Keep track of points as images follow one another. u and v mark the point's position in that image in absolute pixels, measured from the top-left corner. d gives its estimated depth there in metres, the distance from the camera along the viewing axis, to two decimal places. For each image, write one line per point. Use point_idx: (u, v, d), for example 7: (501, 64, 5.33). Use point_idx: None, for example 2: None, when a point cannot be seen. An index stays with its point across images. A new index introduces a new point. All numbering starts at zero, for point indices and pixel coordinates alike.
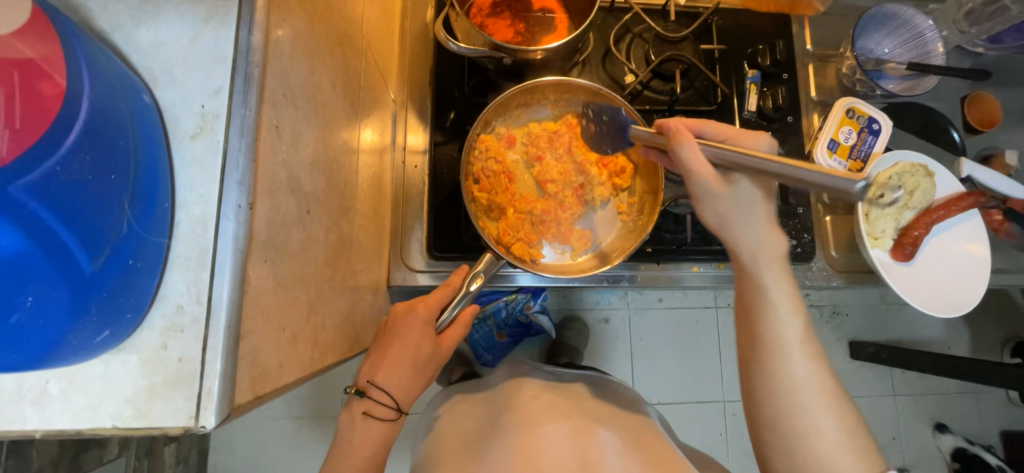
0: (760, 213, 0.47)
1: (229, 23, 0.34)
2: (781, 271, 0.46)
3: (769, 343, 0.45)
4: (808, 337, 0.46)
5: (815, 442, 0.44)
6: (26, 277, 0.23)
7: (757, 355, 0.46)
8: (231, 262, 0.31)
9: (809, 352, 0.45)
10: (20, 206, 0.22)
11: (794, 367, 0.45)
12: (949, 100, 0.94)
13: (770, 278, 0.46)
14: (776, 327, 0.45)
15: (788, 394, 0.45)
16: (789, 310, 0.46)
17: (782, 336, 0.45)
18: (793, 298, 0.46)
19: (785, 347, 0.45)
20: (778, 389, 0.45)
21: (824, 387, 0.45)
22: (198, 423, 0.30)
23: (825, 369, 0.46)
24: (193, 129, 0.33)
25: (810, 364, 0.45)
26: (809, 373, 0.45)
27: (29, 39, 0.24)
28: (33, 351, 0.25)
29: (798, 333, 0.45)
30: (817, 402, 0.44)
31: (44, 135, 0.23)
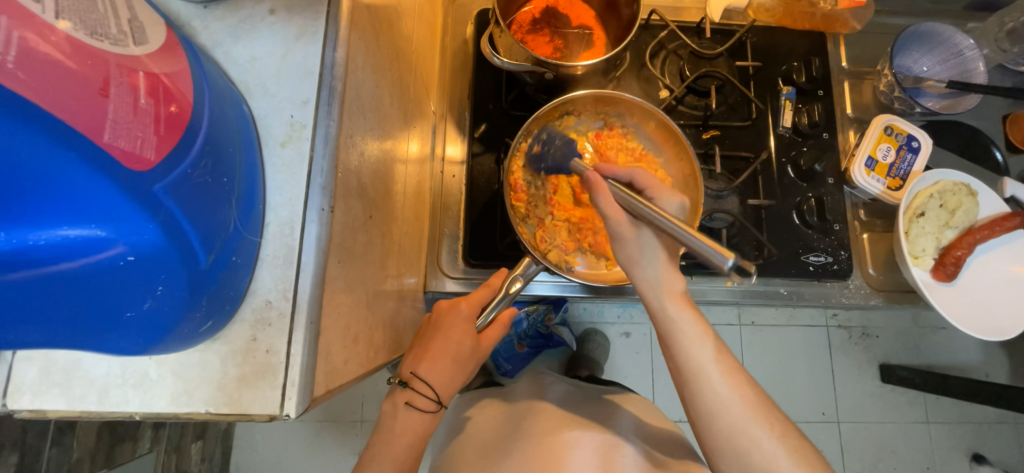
0: (661, 255, 0.49)
1: (318, 39, 0.36)
2: (682, 302, 0.50)
3: (688, 367, 0.48)
4: (722, 355, 0.49)
5: (757, 456, 0.46)
6: (157, 268, 0.25)
7: (681, 384, 0.49)
8: (314, 261, 0.33)
9: (724, 367, 0.48)
10: (160, 203, 0.24)
11: (714, 389, 0.47)
12: (990, 119, 0.92)
13: (674, 312, 0.49)
14: (687, 355, 0.48)
15: (719, 417, 0.47)
16: (697, 334, 0.49)
17: (694, 360, 0.48)
18: (697, 322, 0.49)
19: (700, 370, 0.48)
20: (709, 413, 0.47)
21: (748, 400, 0.47)
22: (283, 412, 0.32)
23: (744, 384, 0.48)
24: (283, 137, 0.36)
25: (728, 383, 0.47)
26: (729, 391, 0.47)
27: (165, 56, 0.27)
28: (152, 337, 0.27)
29: (709, 354, 0.48)
30: (745, 416, 0.47)
31: (179, 142, 0.26)
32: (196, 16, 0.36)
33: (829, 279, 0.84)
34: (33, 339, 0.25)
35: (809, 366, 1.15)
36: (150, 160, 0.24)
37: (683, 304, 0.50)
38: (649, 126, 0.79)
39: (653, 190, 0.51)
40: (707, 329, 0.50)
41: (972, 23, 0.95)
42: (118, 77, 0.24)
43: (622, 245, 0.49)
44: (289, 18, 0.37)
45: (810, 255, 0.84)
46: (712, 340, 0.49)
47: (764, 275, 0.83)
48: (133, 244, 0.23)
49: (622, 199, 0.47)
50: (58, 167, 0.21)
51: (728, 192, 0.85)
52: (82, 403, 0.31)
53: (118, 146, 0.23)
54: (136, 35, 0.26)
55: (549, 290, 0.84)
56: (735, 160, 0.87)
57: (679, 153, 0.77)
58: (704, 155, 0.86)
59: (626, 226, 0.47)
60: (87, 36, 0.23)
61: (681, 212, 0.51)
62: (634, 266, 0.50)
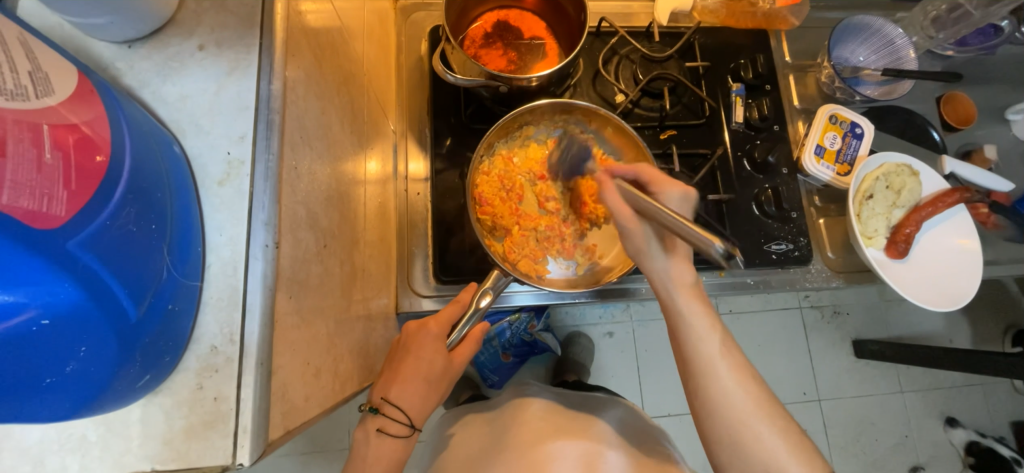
0: (672, 247, 0.50)
1: (251, 73, 0.36)
2: (693, 294, 0.50)
3: (695, 359, 0.49)
4: (728, 348, 0.50)
5: (756, 447, 0.47)
6: (78, 329, 0.23)
7: (687, 376, 0.51)
8: (260, 300, 0.32)
9: (730, 361, 0.49)
10: (75, 260, 0.23)
11: (719, 379, 0.48)
12: (926, 101, 0.98)
13: (685, 305, 0.50)
14: (695, 345, 0.50)
15: (722, 409, 0.48)
16: (707, 327, 0.50)
17: (702, 352, 0.49)
18: (707, 315, 0.50)
19: (708, 362, 0.49)
20: (712, 404, 0.48)
21: (751, 392, 0.48)
22: (236, 461, 0.31)
23: (750, 380, 0.49)
24: (221, 175, 0.35)
25: (734, 377, 0.49)
26: (734, 383, 0.48)
27: (76, 104, 0.26)
28: (82, 400, 0.26)
29: (717, 346, 0.50)
30: (747, 409, 0.48)
31: (96, 193, 0.25)
32: (119, 56, 0.35)
33: (791, 265, 0.87)
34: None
35: (785, 350, 1.18)
36: (61, 215, 0.23)
37: (694, 298, 0.50)
38: (608, 132, 0.80)
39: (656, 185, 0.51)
40: (716, 322, 0.50)
41: (901, 13, 1.01)
42: (19, 133, 0.22)
43: (629, 239, 0.49)
44: (220, 53, 0.36)
45: (771, 243, 0.87)
46: (721, 332, 0.50)
47: (730, 267, 0.86)
48: (46, 306, 0.22)
49: (625, 194, 0.48)
50: None
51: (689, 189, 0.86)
52: None
53: (22, 205, 0.21)
54: (37, 87, 0.24)
55: (525, 299, 0.84)
56: (693, 157, 0.89)
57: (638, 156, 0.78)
58: (663, 155, 0.88)
59: (632, 222, 0.48)
60: None
61: (682, 203, 0.50)
62: (645, 260, 0.51)
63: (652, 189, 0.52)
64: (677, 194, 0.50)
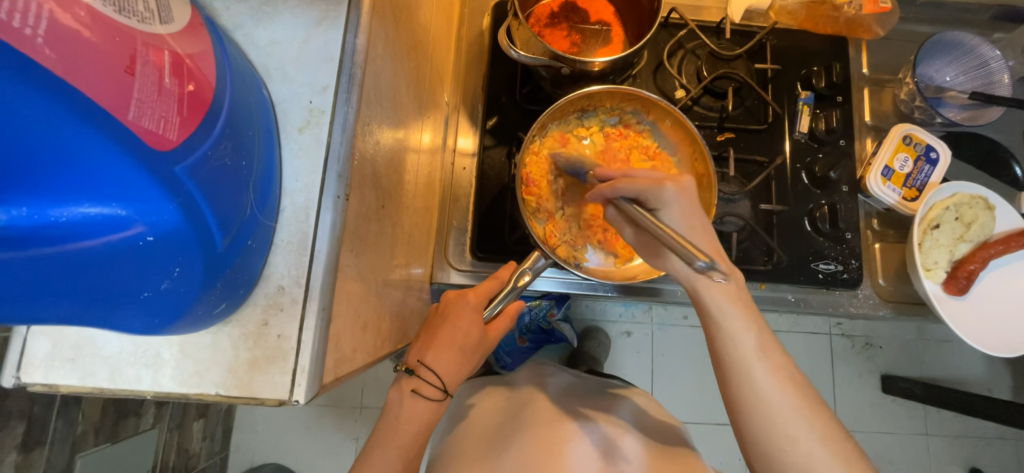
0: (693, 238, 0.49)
1: (339, 26, 0.36)
2: (726, 293, 0.49)
3: (728, 358, 0.48)
4: (766, 346, 0.48)
5: (790, 449, 0.46)
6: (176, 250, 0.25)
7: (720, 373, 0.49)
8: (327, 248, 0.33)
9: (767, 362, 0.47)
10: (181, 184, 0.24)
11: (755, 380, 0.47)
12: (1011, 132, 0.90)
13: (714, 302, 0.49)
14: (729, 344, 0.48)
15: (757, 409, 0.46)
16: (741, 328, 0.48)
17: (736, 351, 0.48)
18: (743, 313, 0.49)
19: (743, 362, 0.47)
20: (746, 404, 0.47)
21: (791, 395, 0.46)
22: (292, 398, 0.32)
23: (789, 381, 0.47)
24: (301, 122, 0.35)
25: (770, 377, 0.47)
26: (772, 385, 0.46)
27: (186, 37, 0.27)
28: (166, 319, 0.27)
29: (752, 346, 0.48)
30: (786, 410, 0.46)
31: (201, 123, 0.26)
32: None
33: (838, 288, 0.83)
34: (48, 315, 0.25)
35: (812, 374, 1.14)
36: (173, 140, 0.24)
37: (726, 296, 0.49)
38: (665, 124, 0.78)
39: (649, 193, 0.49)
40: (754, 320, 0.49)
41: (998, 33, 0.93)
42: (145, 55, 0.24)
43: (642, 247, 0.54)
44: (311, 3, 0.37)
45: (820, 262, 0.83)
46: (757, 330, 0.48)
47: (772, 281, 0.82)
48: (152, 224, 0.23)
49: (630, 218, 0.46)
50: (88, 149, 0.21)
51: (740, 195, 0.83)
52: (94, 379, 0.31)
53: (143, 125, 0.23)
54: (162, 12, 0.26)
55: (554, 286, 0.83)
56: (748, 163, 0.86)
57: (694, 152, 0.76)
58: (718, 157, 0.85)
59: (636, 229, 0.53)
60: (115, 11, 0.23)
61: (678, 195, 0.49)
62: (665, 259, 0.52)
63: (644, 197, 0.50)
64: (673, 193, 0.49)
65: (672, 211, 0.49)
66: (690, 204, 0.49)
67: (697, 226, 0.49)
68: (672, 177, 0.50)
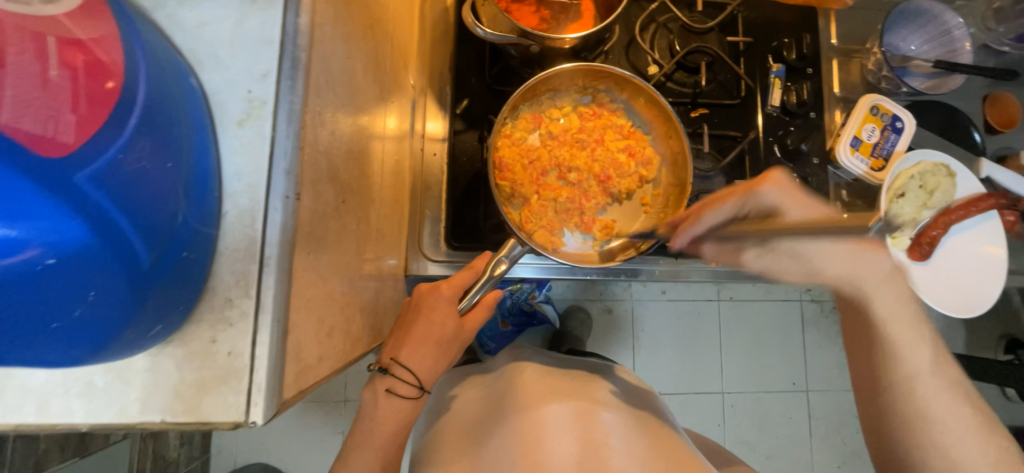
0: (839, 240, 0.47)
1: (277, 4, 0.32)
2: (895, 281, 0.50)
3: (896, 345, 0.49)
4: (922, 334, 0.50)
5: (934, 433, 0.47)
6: (87, 271, 0.22)
7: (865, 357, 0.52)
8: (279, 254, 0.30)
9: (923, 345, 0.49)
10: (83, 195, 0.21)
11: (905, 360, 0.49)
12: (971, 99, 0.93)
13: (882, 297, 0.49)
14: (891, 331, 0.49)
15: (907, 382, 0.49)
16: (899, 307, 0.50)
17: (905, 340, 0.49)
18: (900, 300, 0.50)
19: (900, 346, 0.49)
20: (894, 383, 0.49)
21: (941, 375, 0.49)
22: (248, 419, 0.29)
23: (941, 361, 0.50)
24: (241, 115, 0.32)
25: (924, 356, 0.49)
26: (924, 366, 0.49)
27: (82, 19, 0.23)
28: (89, 343, 0.24)
29: (908, 332, 0.50)
30: (934, 390, 0.48)
31: (107, 121, 0.22)
32: None
33: None
34: None
35: (785, 342, 1.18)
36: (69, 143, 0.21)
37: (890, 284, 0.50)
38: (639, 102, 0.76)
39: (786, 205, 0.50)
40: (912, 307, 0.50)
41: None
42: (22, 43, 0.21)
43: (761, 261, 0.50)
44: None
45: None
46: (918, 327, 0.50)
47: None
48: (51, 244, 0.20)
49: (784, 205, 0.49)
50: None
51: (714, 172, 0.83)
52: (18, 415, 0.28)
53: (24, 128, 0.20)
54: None
55: (533, 273, 0.82)
56: (722, 138, 0.86)
57: (668, 129, 0.74)
58: (692, 134, 0.85)
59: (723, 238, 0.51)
60: None
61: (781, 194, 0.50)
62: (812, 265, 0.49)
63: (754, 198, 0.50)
64: (775, 193, 0.49)
65: (783, 206, 0.50)
66: (799, 203, 0.50)
67: (811, 213, 0.49)
68: (761, 177, 0.50)
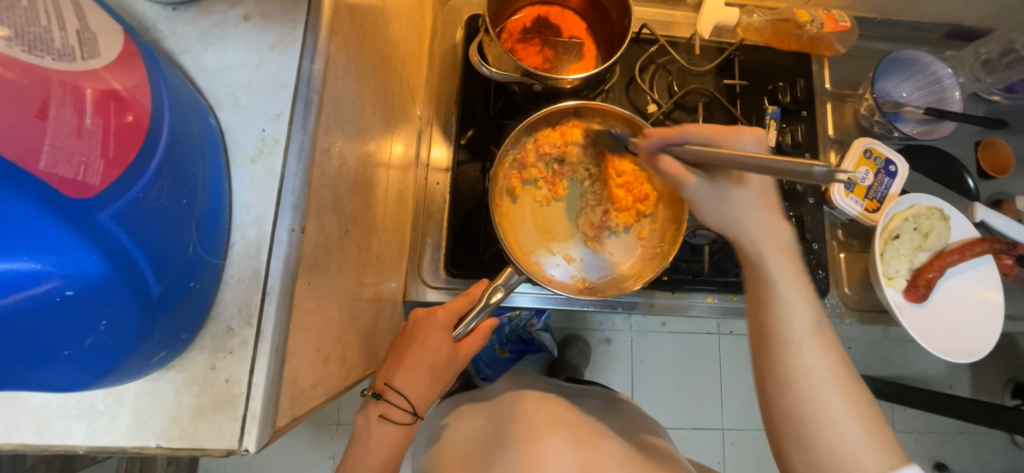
0: (759, 202, 0.45)
1: (295, 50, 0.35)
2: (786, 255, 0.45)
3: (780, 335, 0.43)
4: (821, 328, 0.44)
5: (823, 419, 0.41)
6: (102, 302, 0.23)
7: (770, 350, 0.44)
8: (282, 285, 0.32)
9: (822, 347, 0.43)
10: (106, 232, 0.22)
11: (804, 358, 0.42)
12: (963, 144, 0.95)
13: (778, 270, 0.44)
14: (787, 322, 0.43)
15: (802, 381, 0.42)
16: (798, 301, 0.44)
17: (792, 328, 0.43)
18: (801, 285, 0.44)
19: (794, 341, 0.43)
20: (789, 380, 0.42)
21: (838, 376, 0.42)
22: (241, 446, 0.30)
23: (839, 359, 0.43)
24: (253, 152, 0.34)
25: (821, 354, 0.42)
26: (821, 361, 0.42)
27: (115, 68, 0.25)
28: (95, 370, 0.25)
29: (807, 323, 0.43)
30: (830, 387, 0.41)
31: (133, 162, 0.24)
32: (163, 18, 0.34)
33: (806, 298, 0.85)
34: None
35: None
36: (95, 185, 0.22)
37: (789, 260, 0.45)
38: None
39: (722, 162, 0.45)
40: (809, 297, 0.44)
41: (949, 51, 0.98)
42: (61, 96, 0.22)
43: (712, 205, 0.45)
44: (265, 26, 0.35)
45: None
46: (812, 308, 0.44)
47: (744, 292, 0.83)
48: (72, 277, 0.22)
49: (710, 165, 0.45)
50: (9, 208, 0.20)
51: None
52: (19, 435, 0.29)
53: (57, 173, 0.21)
54: (84, 47, 0.24)
55: (532, 302, 0.83)
56: None
57: None
58: None
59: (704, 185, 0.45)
60: (25, 53, 0.22)
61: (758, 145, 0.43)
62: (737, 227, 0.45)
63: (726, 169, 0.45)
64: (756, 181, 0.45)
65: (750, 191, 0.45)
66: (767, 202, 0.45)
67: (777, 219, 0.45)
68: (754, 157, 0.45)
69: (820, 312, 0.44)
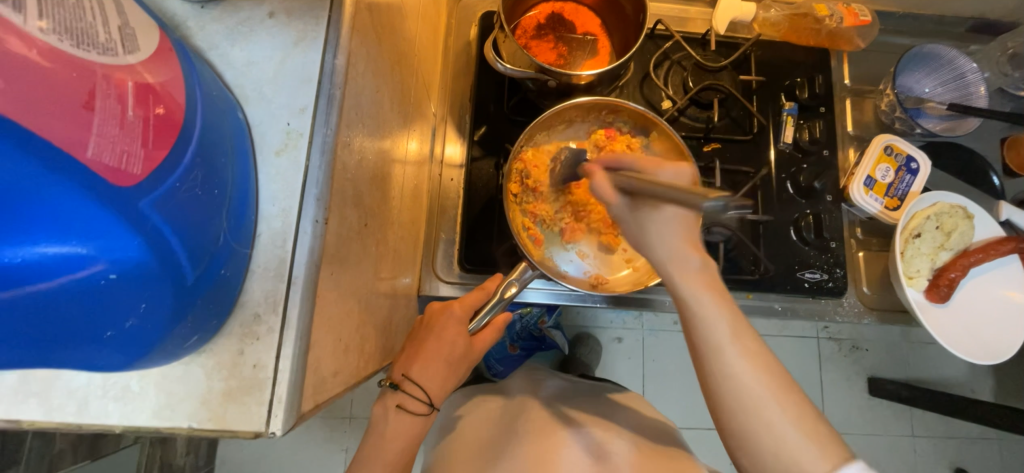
0: (675, 221, 0.43)
1: (318, 46, 0.35)
2: (702, 282, 0.43)
3: (703, 350, 0.42)
4: (742, 336, 0.42)
5: (764, 434, 0.40)
6: (141, 287, 0.24)
7: (697, 365, 0.43)
8: (307, 274, 0.32)
9: (741, 350, 0.41)
10: (146, 219, 0.23)
11: (729, 370, 0.41)
12: (988, 141, 0.92)
13: (690, 291, 0.43)
14: (704, 335, 0.42)
15: (733, 400, 0.41)
16: (715, 315, 0.42)
17: (707, 342, 0.42)
18: (721, 304, 0.43)
19: (715, 354, 0.42)
20: (727, 402, 0.41)
21: (765, 381, 0.41)
22: (269, 429, 0.31)
23: (771, 371, 0.41)
24: (279, 145, 0.35)
25: (750, 371, 0.41)
26: (747, 376, 0.41)
27: (153, 63, 0.27)
28: (132, 353, 0.26)
29: (724, 334, 0.42)
30: (766, 396, 0.40)
31: (170, 153, 0.25)
32: (192, 16, 0.35)
33: (823, 296, 0.84)
34: (22, 357, 0.25)
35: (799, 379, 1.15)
36: (137, 174, 0.24)
37: (702, 284, 0.43)
38: (652, 135, 0.78)
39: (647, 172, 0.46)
40: (728, 309, 0.43)
41: (974, 46, 0.95)
42: (106, 88, 0.23)
43: (631, 228, 0.45)
44: (288, 23, 0.36)
45: (805, 271, 0.84)
46: (731, 320, 0.42)
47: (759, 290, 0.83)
48: (115, 261, 0.23)
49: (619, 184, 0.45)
50: (62, 197, 0.21)
51: None
52: (59, 414, 0.30)
53: (103, 161, 0.22)
54: (126, 42, 0.26)
55: (545, 298, 0.83)
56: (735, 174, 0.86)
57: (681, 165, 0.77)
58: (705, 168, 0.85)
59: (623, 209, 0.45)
60: (73, 46, 0.23)
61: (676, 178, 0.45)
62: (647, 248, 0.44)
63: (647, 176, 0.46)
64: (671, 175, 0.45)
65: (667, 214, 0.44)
66: (685, 227, 0.43)
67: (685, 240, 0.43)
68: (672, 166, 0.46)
69: (740, 315, 0.43)
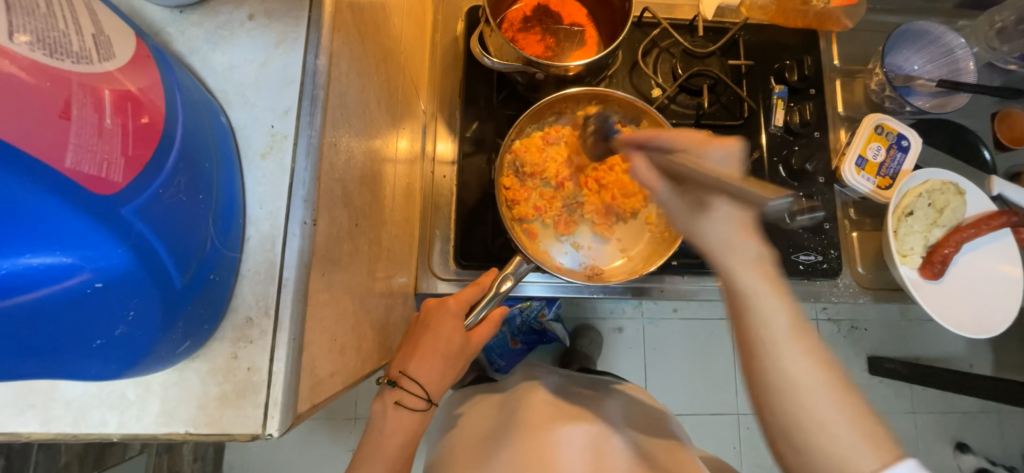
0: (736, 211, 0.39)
1: (298, 47, 0.35)
2: (758, 268, 0.37)
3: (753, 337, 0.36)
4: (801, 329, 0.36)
5: (816, 431, 0.34)
6: (128, 294, 0.24)
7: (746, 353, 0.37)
8: (297, 276, 0.33)
9: (804, 346, 0.35)
10: (130, 227, 0.24)
11: (784, 365, 0.35)
12: (979, 117, 0.92)
13: (748, 281, 0.37)
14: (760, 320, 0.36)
15: (778, 390, 0.35)
16: (772, 304, 0.36)
17: (765, 331, 0.36)
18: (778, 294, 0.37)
19: (772, 344, 0.36)
20: (769, 389, 0.36)
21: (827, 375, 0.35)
22: (266, 431, 0.31)
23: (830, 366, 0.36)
24: (263, 148, 0.35)
25: (806, 362, 0.35)
26: (807, 370, 0.35)
27: (130, 70, 0.26)
28: (124, 360, 0.27)
29: (783, 323, 0.36)
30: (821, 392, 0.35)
31: (151, 160, 0.25)
32: (170, 21, 0.35)
33: (818, 278, 0.84)
34: (15, 369, 0.25)
35: None
36: (117, 182, 0.24)
37: (759, 271, 0.37)
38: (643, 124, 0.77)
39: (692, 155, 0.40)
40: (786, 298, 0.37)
41: (962, 22, 0.95)
42: (83, 97, 0.23)
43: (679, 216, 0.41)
44: (268, 24, 0.36)
45: (800, 253, 0.84)
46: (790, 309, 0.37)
47: None
48: (100, 270, 0.23)
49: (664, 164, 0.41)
50: (43, 208, 0.21)
51: None
52: (56, 425, 0.30)
53: (83, 171, 0.22)
54: (100, 50, 0.26)
55: (542, 291, 0.83)
56: None
57: None
58: None
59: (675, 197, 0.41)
60: (47, 56, 0.23)
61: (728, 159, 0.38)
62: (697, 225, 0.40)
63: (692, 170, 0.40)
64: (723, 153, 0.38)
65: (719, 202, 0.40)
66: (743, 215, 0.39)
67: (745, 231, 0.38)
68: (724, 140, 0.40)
69: (800, 309, 0.37)
